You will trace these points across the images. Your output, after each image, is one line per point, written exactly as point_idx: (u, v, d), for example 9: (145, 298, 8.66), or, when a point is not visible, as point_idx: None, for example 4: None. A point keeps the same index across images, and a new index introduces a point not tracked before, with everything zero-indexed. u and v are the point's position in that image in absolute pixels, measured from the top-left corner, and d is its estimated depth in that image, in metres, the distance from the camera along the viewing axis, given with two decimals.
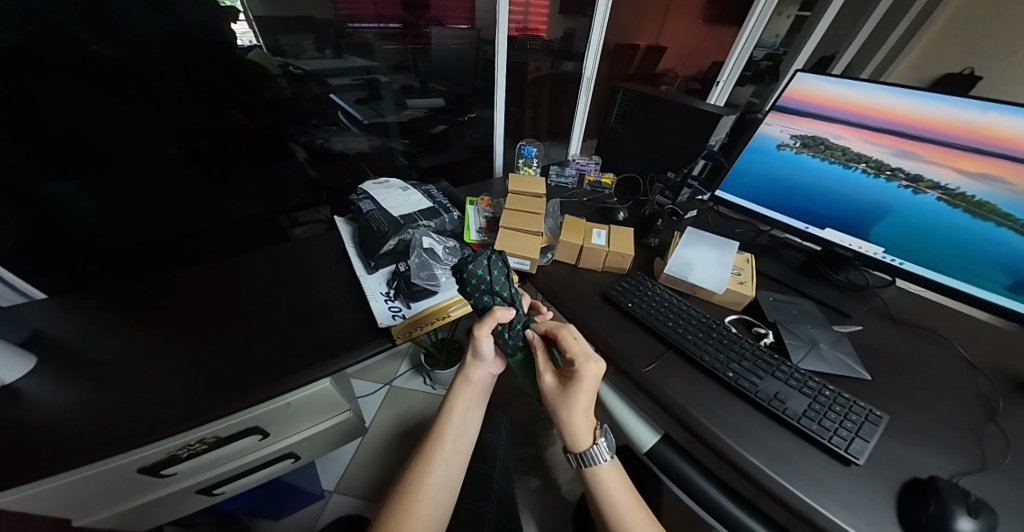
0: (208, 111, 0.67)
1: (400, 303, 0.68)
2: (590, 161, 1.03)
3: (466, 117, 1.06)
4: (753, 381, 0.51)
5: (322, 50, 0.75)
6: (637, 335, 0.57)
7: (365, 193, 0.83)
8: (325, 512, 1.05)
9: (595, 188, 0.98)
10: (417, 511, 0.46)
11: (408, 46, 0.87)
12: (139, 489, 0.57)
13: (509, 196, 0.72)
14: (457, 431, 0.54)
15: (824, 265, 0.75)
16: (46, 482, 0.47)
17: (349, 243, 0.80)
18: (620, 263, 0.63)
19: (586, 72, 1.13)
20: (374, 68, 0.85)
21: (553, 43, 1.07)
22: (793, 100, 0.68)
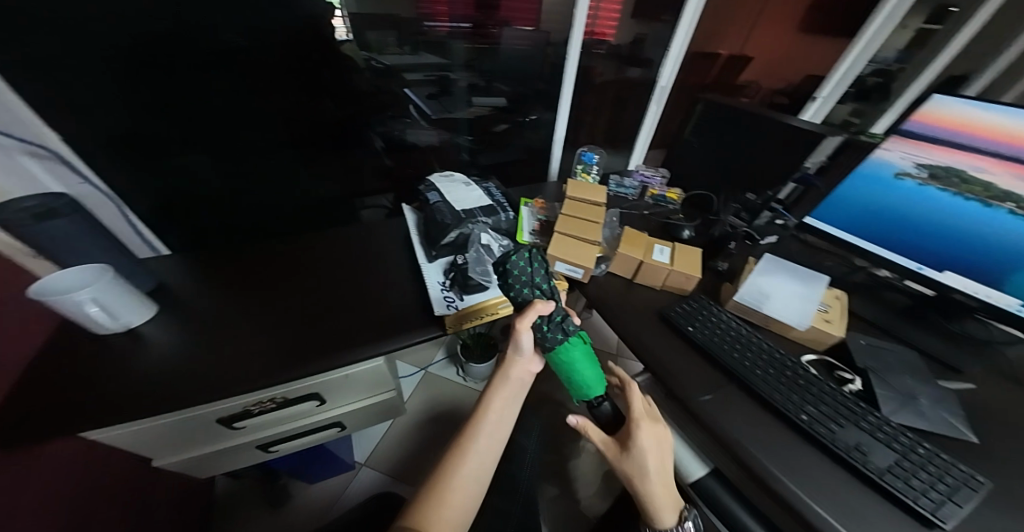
0: (300, 98, 0.73)
1: (454, 294, 0.71)
2: (657, 173, 1.01)
3: (527, 119, 1.05)
4: (830, 428, 0.46)
5: (403, 45, 0.78)
6: (697, 362, 0.54)
7: (433, 185, 0.86)
8: (354, 482, 1.12)
9: (658, 202, 0.96)
10: (447, 499, 0.46)
11: (476, 47, 0.85)
12: (215, 435, 0.65)
13: (566, 203, 0.70)
14: (494, 425, 0.54)
15: (936, 312, 0.66)
16: (152, 421, 0.56)
17: (414, 231, 0.84)
18: (681, 284, 0.60)
19: (661, 79, 1.08)
20: (442, 65, 0.85)
21: (622, 47, 0.99)
22: (922, 124, 0.59)
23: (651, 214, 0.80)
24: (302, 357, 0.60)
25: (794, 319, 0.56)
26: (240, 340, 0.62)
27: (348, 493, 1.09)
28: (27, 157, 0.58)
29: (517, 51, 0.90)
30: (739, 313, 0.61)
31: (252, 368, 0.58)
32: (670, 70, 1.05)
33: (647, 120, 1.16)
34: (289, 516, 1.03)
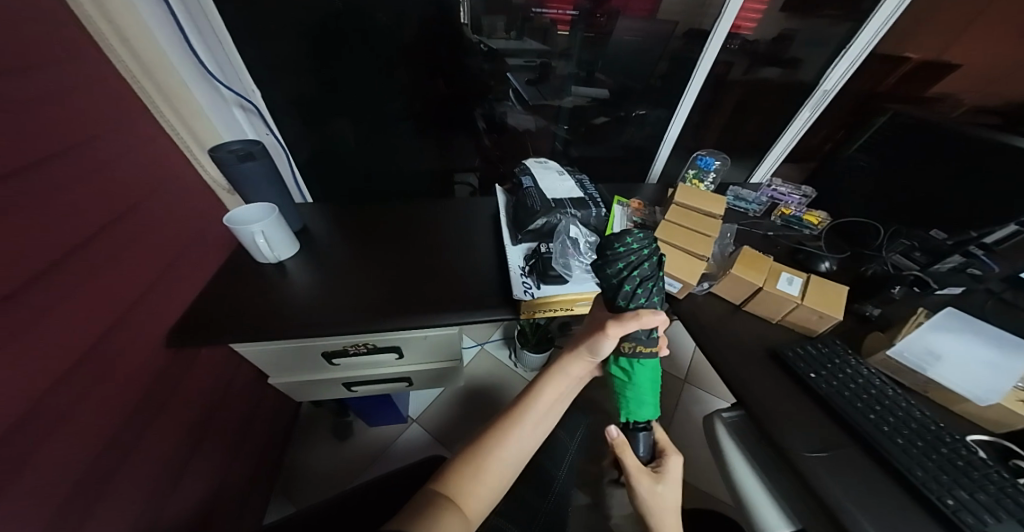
0: (413, 74, 0.81)
1: (532, 281, 0.70)
2: (796, 192, 0.94)
3: (632, 114, 0.98)
4: (985, 522, 0.36)
5: (510, 31, 0.80)
6: (809, 411, 0.46)
7: (527, 168, 0.85)
8: (404, 434, 1.22)
9: (789, 223, 0.88)
10: (485, 474, 0.43)
11: (583, 35, 0.82)
12: (320, 365, 0.79)
13: (675, 209, 0.64)
14: (541, 417, 0.52)
15: None
16: (275, 344, 0.70)
17: (502, 211, 0.86)
18: (808, 321, 0.52)
19: (827, 82, 0.89)
20: (545, 53, 0.85)
21: (760, 44, 0.85)
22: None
23: (777, 236, 0.70)
24: (382, 310, 0.67)
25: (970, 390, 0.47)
26: (338, 291, 0.70)
27: (399, 442, 1.20)
28: (237, 107, 0.79)
29: (627, 43, 0.85)
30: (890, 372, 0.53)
31: (340, 310, 0.67)
32: (842, 72, 0.86)
33: (792, 127, 0.98)
34: (351, 447, 1.17)
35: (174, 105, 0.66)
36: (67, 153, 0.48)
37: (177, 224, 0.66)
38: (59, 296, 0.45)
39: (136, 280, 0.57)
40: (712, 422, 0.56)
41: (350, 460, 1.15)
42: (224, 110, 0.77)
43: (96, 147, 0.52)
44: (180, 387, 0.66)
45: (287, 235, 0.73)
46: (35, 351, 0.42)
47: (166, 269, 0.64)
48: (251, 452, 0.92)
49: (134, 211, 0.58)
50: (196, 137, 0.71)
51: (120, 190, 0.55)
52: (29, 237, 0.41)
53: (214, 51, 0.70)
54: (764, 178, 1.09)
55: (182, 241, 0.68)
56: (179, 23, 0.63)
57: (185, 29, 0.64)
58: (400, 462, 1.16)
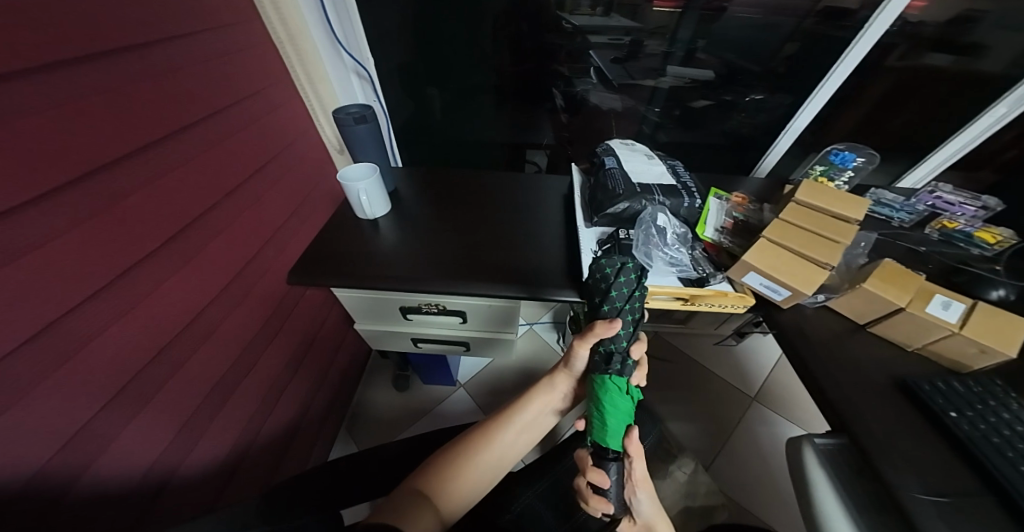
0: (501, 49, 0.82)
1: None
2: (968, 204, 0.67)
3: (743, 101, 0.89)
4: None
5: (595, 7, 0.76)
6: (934, 451, 0.38)
7: (611, 149, 0.80)
8: (454, 396, 1.30)
9: (951, 241, 0.63)
10: (467, 473, 0.46)
11: (690, 9, 0.74)
12: (397, 320, 0.86)
13: (793, 208, 0.57)
14: (525, 424, 0.53)
15: None
16: (359, 293, 0.77)
17: (578, 190, 0.82)
18: (965, 357, 0.43)
19: None
20: (640, 30, 0.79)
21: (920, 26, 0.70)
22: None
23: (930, 251, 0.60)
24: (462, 278, 0.69)
25: None
26: (419, 252, 0.75)
27: (450, 402, 1.28)
28: (356, 77, 0.87)
29: (740, 21, 0.76)
30: None
31: (420, 271, 0.71)
32: None
33: (973, 127, 0.79)
34: (409, 398, 1.29)
35: (307, 71, 0.76)
36: (218, 112, 0.56)
37: (295, 177, 0.76)
38: (202, 232, 0.54)
39: (261, 225, 0.66)
40: (799, 445, 0.50)
41: (408, 409, 1.26)
42: (346, 78, 0.85)
43: (240, 105, 0.61)
44: (286, 319, 0.78)
45: (384, 194, 0.79)
46: (182, 274, 0.51)
47: (284, 216, 0.73)
48: (332, 385, 1.05)
49: (265, 165, 0.67)
50: (321, 100, 0.81)
51: (255, 145, 0.64)
52: (183, 181, 0.50)
53: (344, 23, 0.76)
54: (917, 183, 0.91)
55: (298, 194, 0.77)
56: (323, 4, 0.71)
57: (327, 11, 0.73)
58: (448, 421, 1.24)
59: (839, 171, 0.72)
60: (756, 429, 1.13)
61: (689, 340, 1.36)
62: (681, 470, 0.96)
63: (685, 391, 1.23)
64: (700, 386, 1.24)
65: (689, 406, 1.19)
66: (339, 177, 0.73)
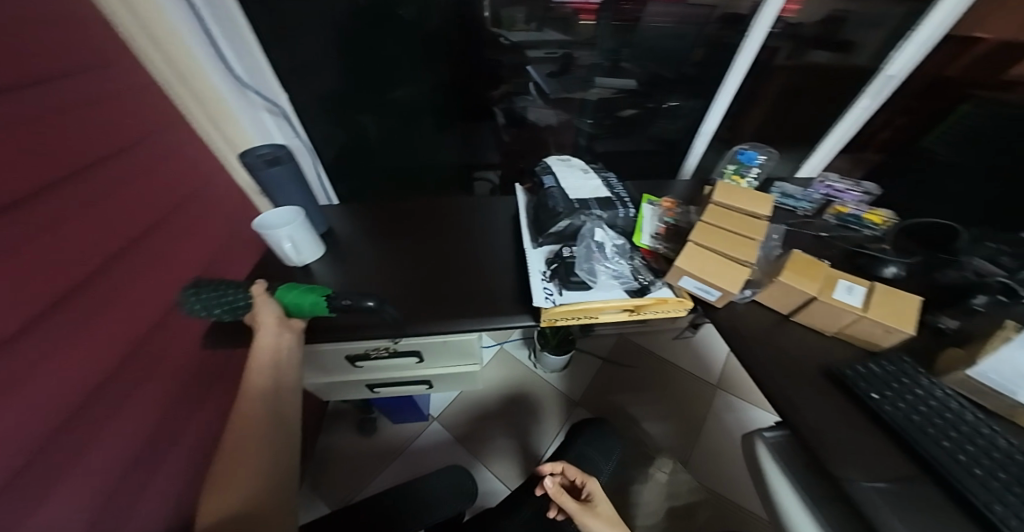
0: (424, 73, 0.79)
1: (554, 286, 0.62)
2: (852, 189, 0.74)
3: (665, 106, 0.93)
4: None
5: (530, 22, 0.75)
6: (867, 437, 0.39)
7: (547, 167, 0.78)
8: (424, 434, 1.21)
9: (845, 225, 0.69)
10: (238, 468, 0.39)
11: (610, 23, 0.76)
12: (342, 369, 0.78)
13: (711, 208, 0.59)
14: (266, 394, 0.46)
15: None
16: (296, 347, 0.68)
17: (524, 211, 0.80)
18: (871, 335, 0.45)
19: (889, 66, 0.79)
20: (571, 43, 0.80)
21: (805, 28, 0.77)
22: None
23: (831, 237, 0.65)
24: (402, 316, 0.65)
25: None
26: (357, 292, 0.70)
27: (421, 440, 1.20)
28: (269, 115, 0.80)
29: (657, 30, 0.78)
30: (969, 393, 0.42)
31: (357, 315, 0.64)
32: (912, 54, 0.77)
33: (848, 117, 0.89)
34: (377, 443, 1.18)
35: (213, 118, 0.72)
36: (97, 166, 0.49)
37: (206, 226, 0.68)
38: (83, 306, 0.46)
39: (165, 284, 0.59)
40: (751, 441, 0.50)
41: (376, 456, 1.15)
42: (254, 114, 0.78)
43: (123, 152, 0.54)
44: (209, 385, 0.68)
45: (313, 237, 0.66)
46: (85, 354, 0.44)
47: (195, 271, 0.65)
48: None
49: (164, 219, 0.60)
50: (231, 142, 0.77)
51: (145, 195, 0.57)
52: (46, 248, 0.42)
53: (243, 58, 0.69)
54: (814, 171, 1.00)
55: (209, 242, 0.69)
56: (210, 35, 0.65)
57: (217, 43, 0.66)
58: (423, 458, 1.16)
59: (749, 168, 0.76)
60: (723, 417, 1.17)
61: (648, 339, 1.39)
62: (661, 470, 1.00)
63: (652, 391, 1.25)
64: (664, 382, 1.27)
65: (660, 404, 1.21)
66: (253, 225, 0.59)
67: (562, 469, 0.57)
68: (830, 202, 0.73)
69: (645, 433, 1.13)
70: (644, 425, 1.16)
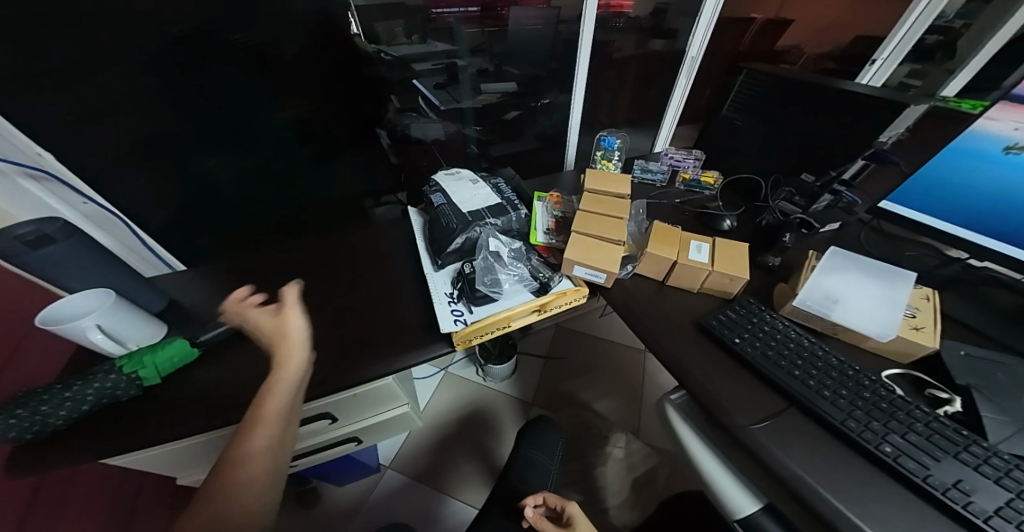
0: None
1: (462, 307, 0.57)
2: (688, 156, 0.83)
3: (540, 103, 0.96)
4: (919, 462, 0.33)
5: (411, 35, 0.69)
6: (744, 383, 0.41)
7: (437, 185, 0.70)
8: (380, 485, 1.06)
9: (691, 189, 0.77)
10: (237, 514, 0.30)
11: (486, 30, 0.76)
12: None
13: (584, 196, 0.62)
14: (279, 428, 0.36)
15: None
16: (152, 450, 0.48)
17: (419, 234, 0.71)
18: (723, 286, 0.50)
19: (691, 49, 0.94)
20: (453, 52, 0.76)
21: (642, 19, 0.87)
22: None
23: (683, 202, 0.72)
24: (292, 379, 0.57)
25: (873, 327, 0.41)
26: None
27: (373, 498, 1.04)
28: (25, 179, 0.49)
29: (526, 33, 0.81)
30: (801, 319, 0.47)
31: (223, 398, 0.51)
32: (702, 38, 0.92)
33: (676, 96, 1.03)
34: (318, 518, 1.00)
35: None
36: None
37: None
38: None
39: None
40: (660, 407, 0.49)
41: None
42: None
43: None
44: None
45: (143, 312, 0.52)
46: None
47: None
48: None
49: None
50: None
51: None
52: None
53: None
54: (666, 146, 1.14)
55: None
56: None
57: None
58: (379, 517, 1.01)
59: (613, 152, 0.84)
60: (655, 377, 1.27)
61: (577, 323, 1.45)
62: (617, 446, 1.04)
63: (592, 372, 1.30)
64: (599, 362, 1.32)
65: (603, 382, 1.26)
66: (36, 323, 0.41)
67: (544, 498, 0.52)
68: (675, 172, 0.82)
69: (597, 414, 1.16)
70: (594, 406, 1.20)
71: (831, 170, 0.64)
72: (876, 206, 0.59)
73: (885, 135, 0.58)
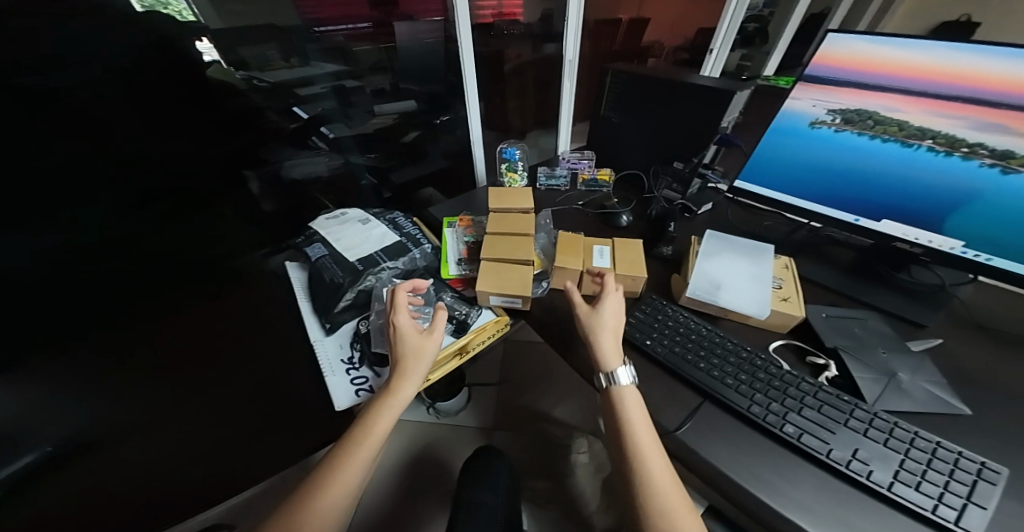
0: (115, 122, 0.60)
1: (365, 373, 0.47)
2: (583, 158, 0.85)
3: (440, 120, 0.97)
4: (820, 438, 0.34)
5: (289, 58, 0.74)
6: (661, 385, 0.41)
7: (316, 233, 0.62)
8: None
9: (591, 188, 0.80)
10: None
11: (381, 46, 0.82)
12: None
13: (490, 217, 0.61)
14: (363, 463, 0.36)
15: (880, 263, 0.56)
16: None
17: (299, 296, 0.57)
18: (629, 286, 0.51)
19: (567, 52, 0.98)
20: (349, 72, 0.82)
21: (533, 26, 0.95)
22: (823, 66, 0.50)
23: (585, 204, 0.74)
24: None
25: (750, 307, 0.45)
26: None
27: None
28: None
29: (425, 46, 0.84)
30: (696, 307, 0.49)
31: None
32: (574, 41, 0.96)
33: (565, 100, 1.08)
34: None
35: None
36: None
37: None
38: None
39: None
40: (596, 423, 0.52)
41: None
42: None
43: None
44: None
45: None
46: None
47: None
48: None
49: None
50: None
51: None
52: None
53: None
54: (567, 147, 1.19)
55: None
56: None
57: None
58: None
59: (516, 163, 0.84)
60: None
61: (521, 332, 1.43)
62: (581, 452, 1.04)
63: (546, 379, 1.26)
64: (551, 365, 1.29)
65: (563, 389, 1.21)
66: None
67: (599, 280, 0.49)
68: (575, 174, 0.84)
69: (556, 422, 1.13)
70: (554, 414, 1.15)
71: (694, 158, 0.70)
72: (734, 187, 0.63)
73: (726, 120, 0.67)
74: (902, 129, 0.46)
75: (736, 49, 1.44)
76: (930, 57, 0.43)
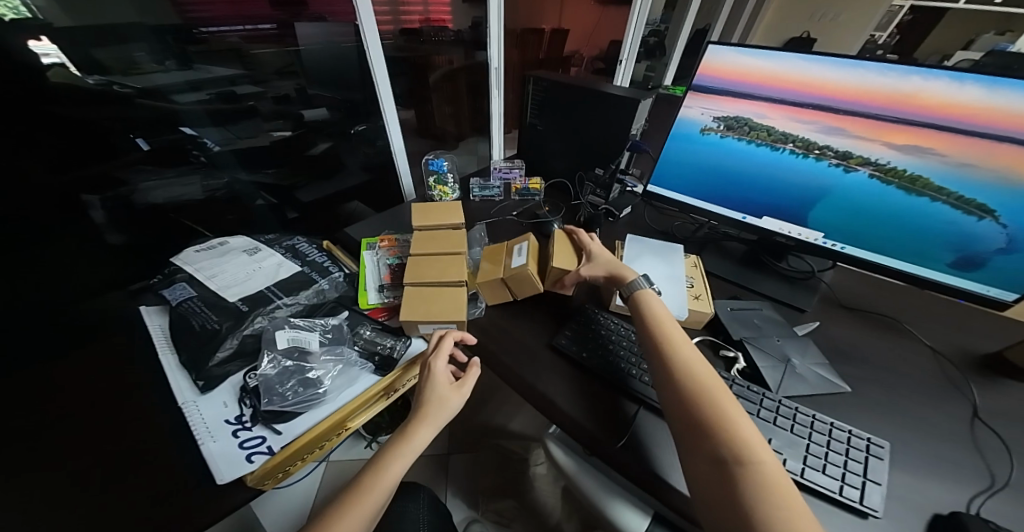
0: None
1: (259, 432, 0.40)
2: (513, 168, 0.84)
3: (356, 130, 0.91)
4: None
5: (164, 61, 0.64)
6: (591, 399, 0.41)
7: (183, 270, 0.52)
8: None
9: (523, 197, 0.79)
10: None
11: (289, 49, 0.75)
12: None
13: (414, 236, 0.57)
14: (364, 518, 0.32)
15: (767, 254, 0.63)
16: None
17: (162, 349, 0.47)
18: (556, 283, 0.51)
19: (492, 60, 0.98)
20: (246, 77, 0.74)
21: (462, 33, 0.93)
22: (706, 77, 0.55)
23: (520, 214, 0.73)
24: None
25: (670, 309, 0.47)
26: None
27: None
28: None
29: (339, 51, 0.77)
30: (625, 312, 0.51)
31: None
32: (497, 50, 0.96)
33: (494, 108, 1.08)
34: None
35: None
36: None
37: None
38: None
39: None
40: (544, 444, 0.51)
41: None
42: None
43: None
44: None
45: None
46: None
47: None
48: None
49: None
50: None
51: None
52: None
53: None
54: (500, 155, 1.19)
55: None
56: None
57: None
58: None
59: (445, 175, 0.80)
60: None
61: None
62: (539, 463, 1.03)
63: (499, 392, 1.22)
64: None
65: (517, 401, 1.19)
66: None
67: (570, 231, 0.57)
68: (507, 184, 0.82)
69: (513, 435, 1.10)
70: (510, 427, 1.12)
71: (611, 164, 0.72)
72: (648, 190, 0.67)
73: (635, 127, 0.71)
74: (770, 134, 0.52)
75: (641, 62, 1.59)
76: (787, 69, 0.49)
